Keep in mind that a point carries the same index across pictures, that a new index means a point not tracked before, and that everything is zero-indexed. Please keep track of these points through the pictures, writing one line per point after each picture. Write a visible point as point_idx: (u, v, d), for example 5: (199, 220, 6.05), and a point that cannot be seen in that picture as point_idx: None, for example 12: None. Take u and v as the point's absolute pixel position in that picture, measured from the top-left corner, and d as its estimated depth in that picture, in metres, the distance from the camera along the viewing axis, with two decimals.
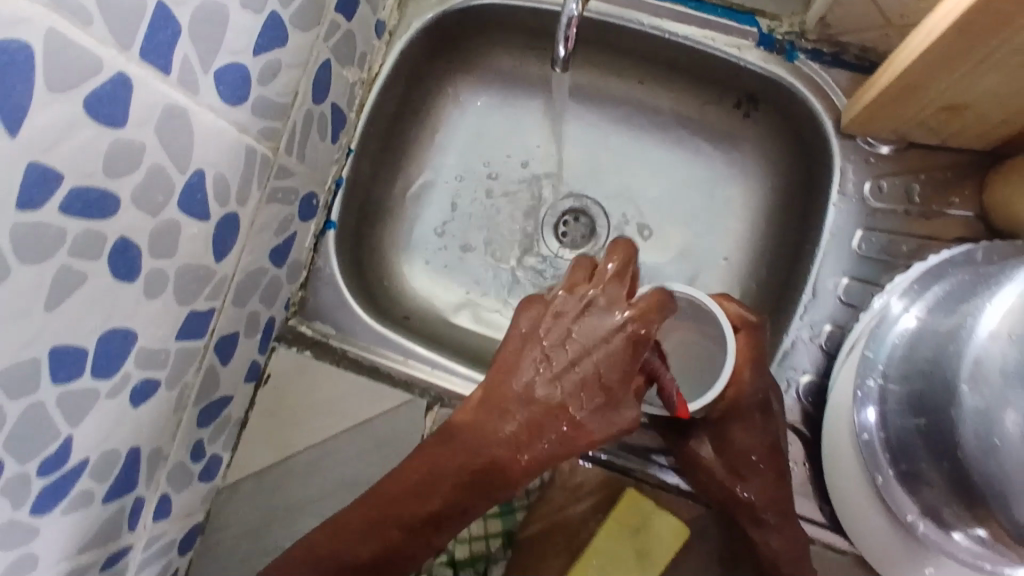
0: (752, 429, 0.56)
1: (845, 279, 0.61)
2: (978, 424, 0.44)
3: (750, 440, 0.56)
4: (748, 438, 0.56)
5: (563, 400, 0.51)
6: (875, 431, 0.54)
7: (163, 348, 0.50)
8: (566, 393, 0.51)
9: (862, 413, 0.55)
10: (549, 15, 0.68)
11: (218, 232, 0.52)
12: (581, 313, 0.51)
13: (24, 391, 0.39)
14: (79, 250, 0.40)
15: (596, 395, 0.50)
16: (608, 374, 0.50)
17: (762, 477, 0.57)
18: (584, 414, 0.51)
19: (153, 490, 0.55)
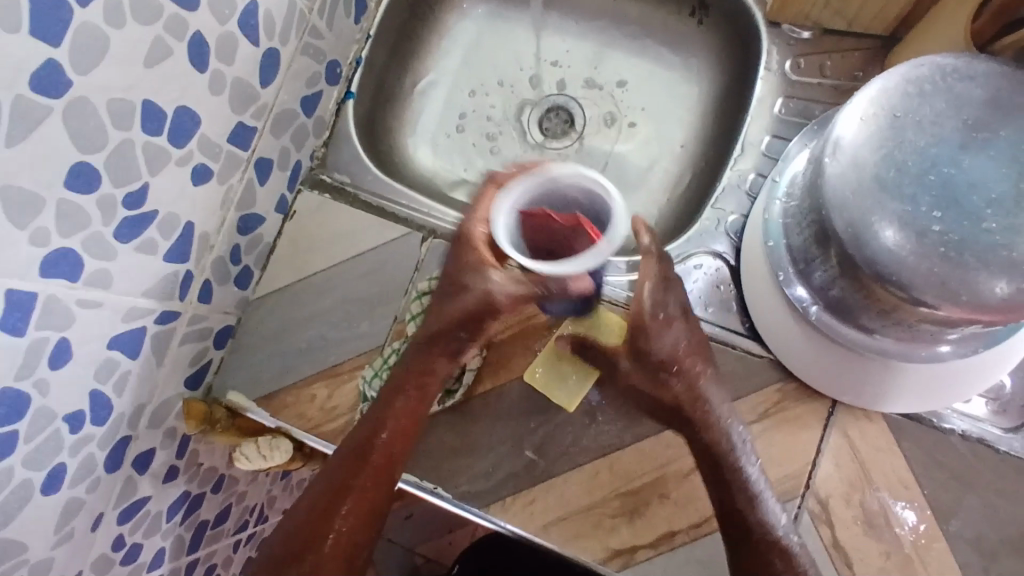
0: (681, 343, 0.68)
1: (767, 137, 0.75)
2: (840, 207, 0.56)
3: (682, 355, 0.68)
4: (662, 344, 0.67)
5: (439, 305, 0.68)
6: (803, 290, 0.67)
7: (218, 144, 0.64)
8: (439, 301, 0.68)
9: (793, 290, 0.67)
10: None
11: (264, 61, 0.66)
12: (462, 236, 0.68)
13: (122, 125, 0.54)
14: (170, 27, 0.55)
15: (453, 292, 0.68)
16: (466, 270, 0.67)
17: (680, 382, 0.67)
18: (448, 305, 0.68)
19: (200, 272, 0.68)
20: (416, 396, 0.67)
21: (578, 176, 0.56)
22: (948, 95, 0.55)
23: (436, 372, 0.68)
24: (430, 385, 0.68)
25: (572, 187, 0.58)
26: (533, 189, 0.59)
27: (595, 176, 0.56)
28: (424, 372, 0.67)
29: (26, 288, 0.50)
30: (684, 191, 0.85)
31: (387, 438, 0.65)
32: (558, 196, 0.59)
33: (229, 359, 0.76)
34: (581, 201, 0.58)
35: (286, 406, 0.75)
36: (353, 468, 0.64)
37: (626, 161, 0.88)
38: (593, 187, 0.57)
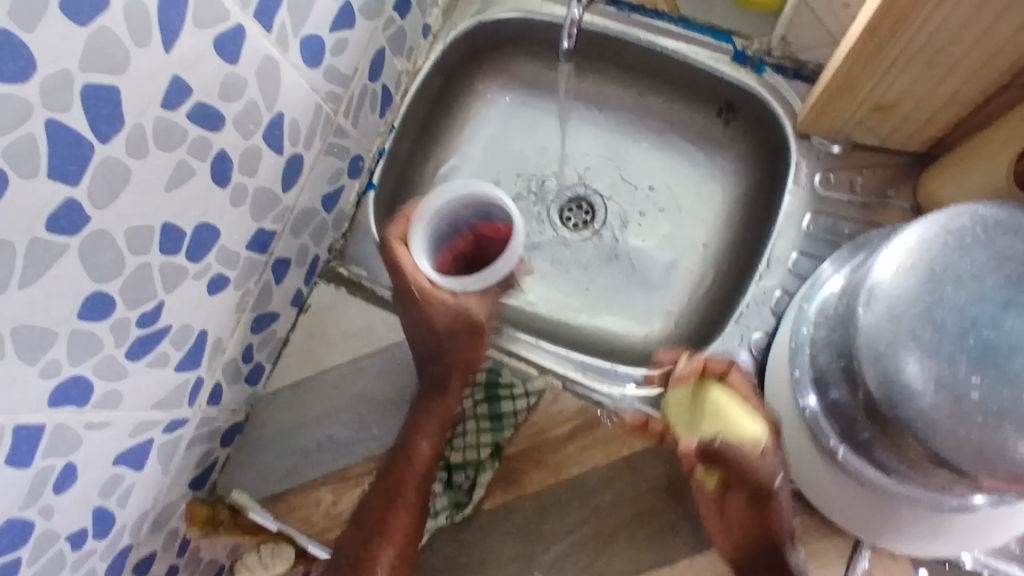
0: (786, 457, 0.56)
1: (795, 252, 0.72)
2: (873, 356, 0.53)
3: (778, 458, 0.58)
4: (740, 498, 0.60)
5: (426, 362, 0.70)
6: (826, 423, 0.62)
7: (235, 252, 0.63)
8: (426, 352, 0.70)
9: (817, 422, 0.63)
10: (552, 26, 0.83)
11: (286, 166, 0.65)
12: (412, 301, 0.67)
13: (139, 250, 0.52)
14: (194, 151, 0.54)
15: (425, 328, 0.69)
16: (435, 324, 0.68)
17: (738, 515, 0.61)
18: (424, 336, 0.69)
19: (210, 375, 0.67)
20: (408, 462, 0.68)
21: (449, 194, 0.66)
22: (993, 250, 0.53)
23: (417, 446, 0.69)
24: (423, 437, 0.69)
25: (454, 201, 0.66)
26: (431, 219, 0.67)
27: (451, 190, 0.65)
28: (409, 446, 0.69)
29: (32, 421, 0.49)
30: (705, 293, 0.83)
31: (421, 472, 0.69)
32: (456, 214, 0.68)
33: (236, 454, 0.74)
34: (475, 210, 0.69)
35: (291, 508, 0.72)
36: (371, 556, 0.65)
37: (647, 259, 0.87)
38: (473, 192, 0.66)
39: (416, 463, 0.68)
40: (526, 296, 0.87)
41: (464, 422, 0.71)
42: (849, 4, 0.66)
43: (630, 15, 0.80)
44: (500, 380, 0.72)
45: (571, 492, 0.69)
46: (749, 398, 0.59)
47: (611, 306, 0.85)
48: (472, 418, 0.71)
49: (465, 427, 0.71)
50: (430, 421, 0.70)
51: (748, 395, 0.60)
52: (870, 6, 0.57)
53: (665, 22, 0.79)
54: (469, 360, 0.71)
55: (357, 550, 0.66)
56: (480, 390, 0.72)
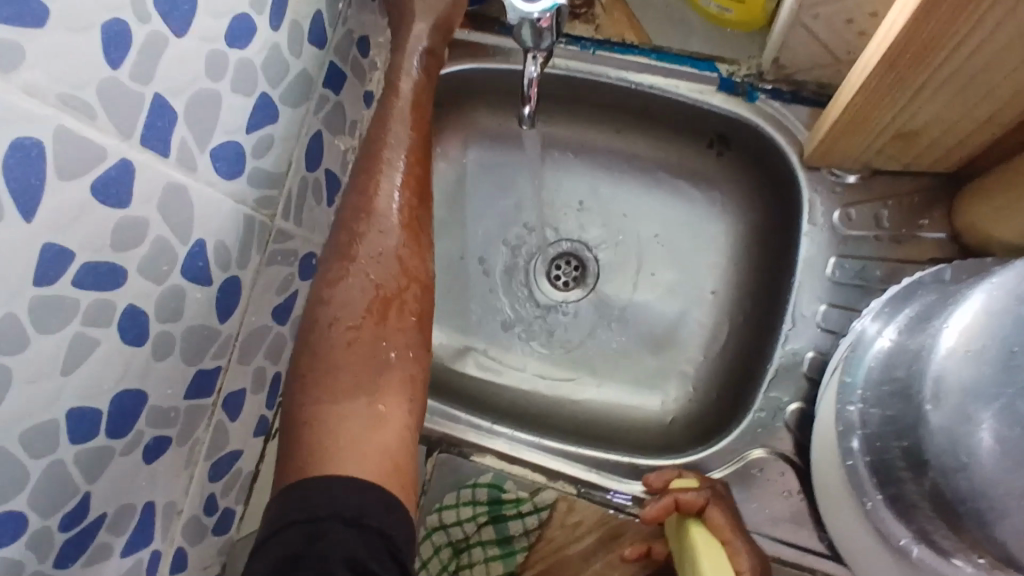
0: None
1: (823, 305, 0.63)
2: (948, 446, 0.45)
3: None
4: None
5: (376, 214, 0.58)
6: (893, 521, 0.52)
7: (173, 406, 0.53)
8: (375, 203, 0.58)
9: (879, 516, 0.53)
10: (510, 73, 0.73)
11: (221, 293, 0.56)
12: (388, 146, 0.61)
13: (41, 451, 0.43)
14: (91, 319, 0.44)
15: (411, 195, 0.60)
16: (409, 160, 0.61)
17: None
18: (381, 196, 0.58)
19: (169, 543, 0.57)
20: (374, 235, 0.57)
21: None
22: None
23: (374, 189, 0.59)
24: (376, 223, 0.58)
25: None
26: None
27: None
28: (362, 190, 0.59)
29: None
30: (722, 348, 0.73)
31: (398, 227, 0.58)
32: None
33: None
34: None
35: None
36: (343, 339, 0.53)
37: (652, 314, 0.77)
38: None
39: (383, 242, 0.57)
40: (521, 374, 0.77)
41: (469, 550, 0.62)
42: (853, 18, 0.56)
43: (597, 52, 0.70)
44: (504, 497, 0.62)
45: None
46: (729, 543, 0.55)
47: (618, 374, 0.76)
48: (478, 541, 0.62)
49: (471, 555, 0.62)
50: (392, 156, 0.60)
51: (728, 536, 0.55)
52: (889, 30, 0.48)
53: (637, 54, 0.69)
54: (421, 116, 0.64)
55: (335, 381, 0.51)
56: (483, 509, 0.62)
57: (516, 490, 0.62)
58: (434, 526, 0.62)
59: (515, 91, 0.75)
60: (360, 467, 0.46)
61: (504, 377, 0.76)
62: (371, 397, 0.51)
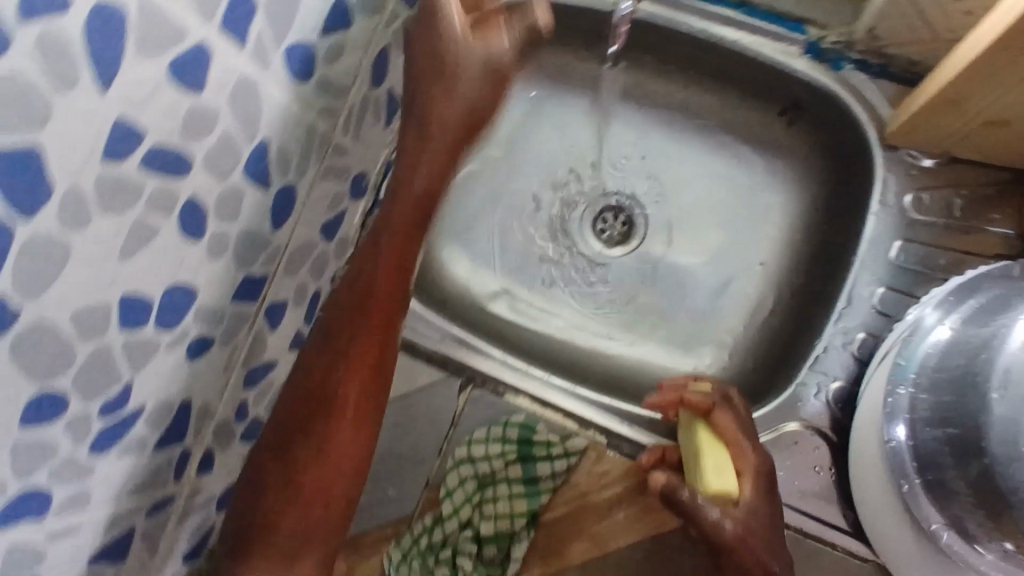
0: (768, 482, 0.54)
1: (881, 288, 0.62)
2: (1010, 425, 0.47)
3: (767, 510, 0.53)
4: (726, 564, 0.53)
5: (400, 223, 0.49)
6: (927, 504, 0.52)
7: (219, 308, 0.53)
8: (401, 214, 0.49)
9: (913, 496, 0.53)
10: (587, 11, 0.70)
11: (276, 200, 0.55)
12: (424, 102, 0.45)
13: (94, 333, 0.42)
14: (154, 206, 0.43)
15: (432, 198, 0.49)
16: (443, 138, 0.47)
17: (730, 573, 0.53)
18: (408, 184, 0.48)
19: (199, 444, 0.58)
20: (370, 248, 0.49)
21: None
22: None
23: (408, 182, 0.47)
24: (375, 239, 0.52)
25: None
26: None
27: None
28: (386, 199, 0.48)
29: None
30: (764, 321, 0.72)
31: (376, 242, 0.49)
32: None
33: None
34: None
35: None
36: (303, 362, 0.49)
37: (695, 279, 0.75)
38: None
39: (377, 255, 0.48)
40: (555, 322, 0.76)
41: (494, 486, 0.62)
42: None
43: None
44: (535, 438, 0.62)
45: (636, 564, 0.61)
46: (733, 445, 0.55)
47: (655, 334, 0.75)
48: (504, 479, 0.62)
49: (495, 491, 0.62)
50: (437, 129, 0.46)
51: (733, 437, 0.55)
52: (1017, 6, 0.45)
53: (725, 6, 0.66)
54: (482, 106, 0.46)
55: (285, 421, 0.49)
56: (513, 449, 0.62)
57: (547, 432, 0.63)
58: (462, 458, 0.62)
59: (589, 32, 0.72)
60: (313, 562, 0.49)
61: (537, 323, 0.76)
62: (338, 482, 0.49)
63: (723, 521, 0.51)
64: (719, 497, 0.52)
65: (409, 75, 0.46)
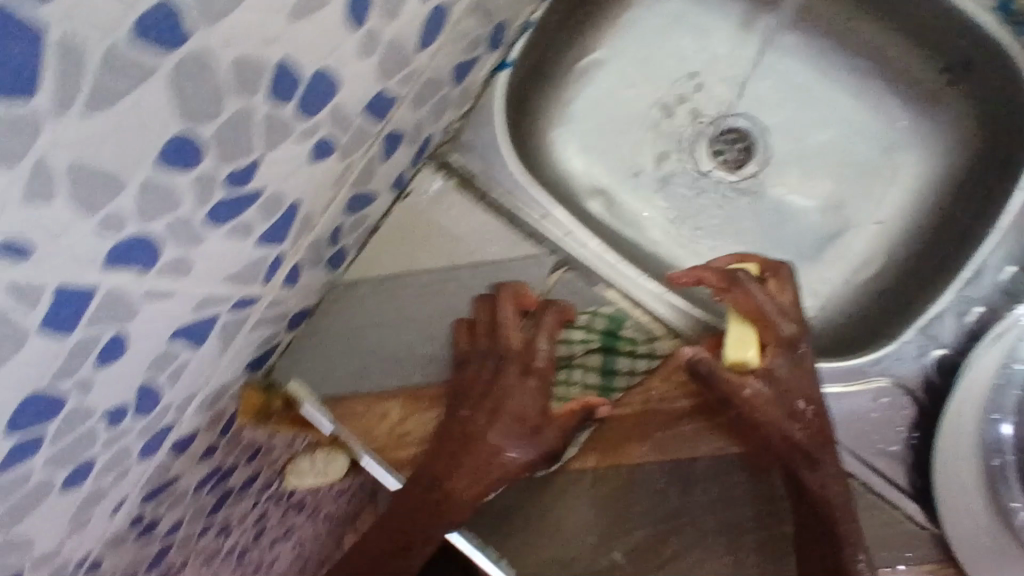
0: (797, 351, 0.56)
1: (1012, 267, 0.59)
2: None
3: (795, 382, 0.55)
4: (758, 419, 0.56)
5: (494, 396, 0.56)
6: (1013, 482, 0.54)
7: (351, 115, 0.51)
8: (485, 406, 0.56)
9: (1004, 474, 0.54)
10: None
11: (429, 18, 0.51)
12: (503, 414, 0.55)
13: (246, 90, 0.40)
14: None
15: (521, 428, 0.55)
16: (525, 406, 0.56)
17: (758, 439, 0.57)
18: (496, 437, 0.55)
19: (292, 254, 0.56)
20: (481, 425, 0.56)
21: None
22: None
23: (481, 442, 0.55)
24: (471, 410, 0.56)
25: None
26: None
27: None
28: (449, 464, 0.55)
29: (81, 282, 0.38)
30: (866, 280, 0.69)
31: (423, 472, 0.56)
32: None
33: (299, 342, 0.65)
34: None
35: (352, 415, 0.63)
36: (420, 474, 0.56)
37: (805, 223, 0.72)
38: None
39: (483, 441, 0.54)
40: (650, 234, 0.73)
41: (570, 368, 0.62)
42: None
43: None
44: (622, 334, 0.63)
45: (677, 479, 0.59)
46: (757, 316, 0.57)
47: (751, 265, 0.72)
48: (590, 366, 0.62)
49: (570, 374, 0.62)
50: (495, 432, 0.55)
51: (757, 313, 0.57)
52: None
53: None
54: (541, 381, 0.56)
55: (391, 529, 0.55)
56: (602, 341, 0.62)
57: (635, 330, 0.63)
58: None
59: None
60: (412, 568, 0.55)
61: (633, 231, 0.73)
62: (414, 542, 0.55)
63: (737, 386, 0.55)
64: (738, 366, 0.57)
65: (466, 384, 0.58)
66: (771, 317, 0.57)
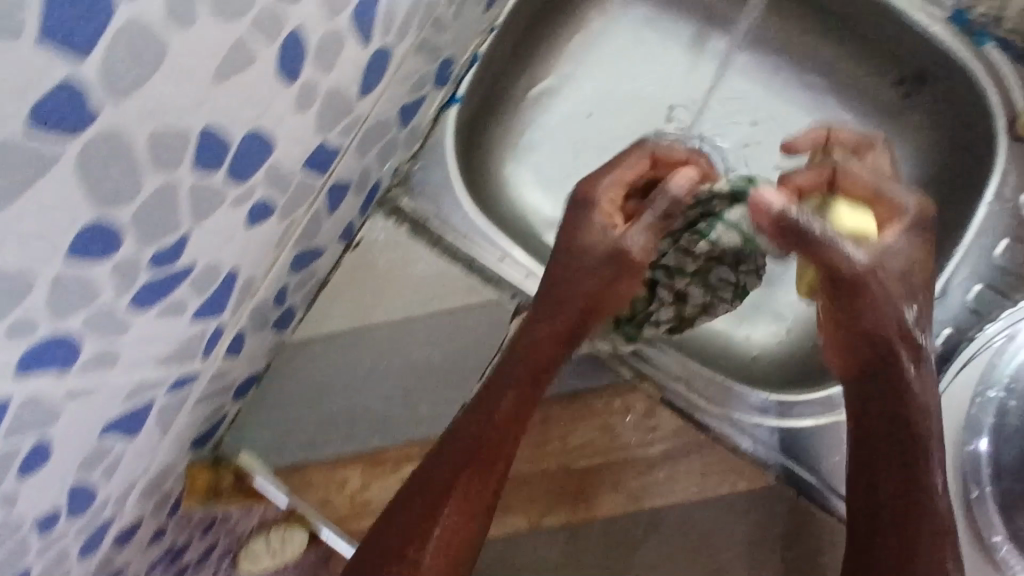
0: (917, 235, 0.51)
1: (978, 285, 0.59)
2: None
3: (885, 313, 0.50)
4: (872, 318, 0.50)
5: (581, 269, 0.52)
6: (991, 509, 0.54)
7: (289, 173, 0.46)
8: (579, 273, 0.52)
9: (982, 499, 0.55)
10: None
11: (370, 64, 0.48)
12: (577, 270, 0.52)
13: (168, 164, 0.36)
14: (261, 25, 0.36)
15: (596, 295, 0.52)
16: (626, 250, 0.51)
17: (864, 327, 0.51)
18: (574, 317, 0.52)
19: (234, 322, 0.52)
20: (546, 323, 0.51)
21: None
22: None
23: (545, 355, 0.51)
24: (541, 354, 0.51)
25: None
26: None
27: None
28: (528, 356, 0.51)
29: None
30: None
31: (483, 424, 0.48)
32: None
33: (248, 412, 0.60)
34: None
35: (307, 484, 0.58)
36: (470, 426, 0.48)
37: None
38: None
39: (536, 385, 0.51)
40: None
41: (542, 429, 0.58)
42: None
43: None
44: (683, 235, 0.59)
45: (642, 531, 0.57)
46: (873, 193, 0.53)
47: None
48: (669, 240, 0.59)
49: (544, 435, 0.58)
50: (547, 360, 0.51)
51: (875, 194, 0.54)
52: None
53: None
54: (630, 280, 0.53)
55: (414, 506, 0.46)
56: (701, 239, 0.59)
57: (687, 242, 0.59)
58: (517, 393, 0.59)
59: None
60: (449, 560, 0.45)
61: None
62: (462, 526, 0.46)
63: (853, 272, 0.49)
64: (855, 237, 0.51)
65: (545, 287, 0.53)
66: (888, 199, 0.53)
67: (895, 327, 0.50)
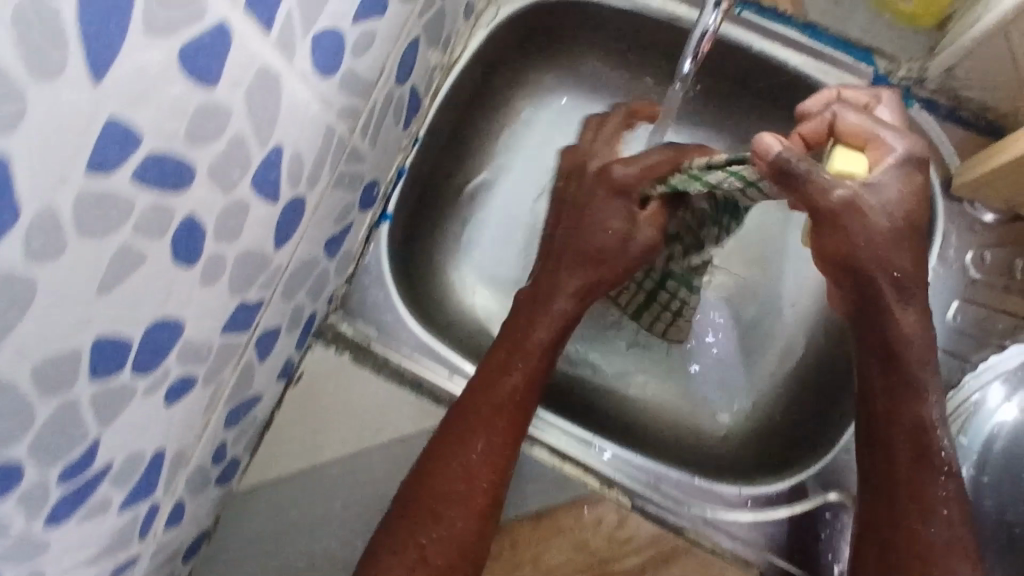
0: (908, 172, 0.45)
1: (935, 351, 0.58)
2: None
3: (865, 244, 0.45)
4: (859, 233, 0.44)
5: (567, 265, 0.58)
6: None
7: (207, 342, 0.44)
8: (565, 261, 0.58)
9: None
10: (647, 21, 0.63)
11: (283, 216, 0.46)
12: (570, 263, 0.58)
13: (61, 386, 0.33)
14: (146, 227, 0.34)
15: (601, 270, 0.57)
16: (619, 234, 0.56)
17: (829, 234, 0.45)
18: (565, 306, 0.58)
19: (170, 495, 0.49)
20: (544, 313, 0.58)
21: None
22: None
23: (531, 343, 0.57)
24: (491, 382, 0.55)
25: None
26: None
27: None
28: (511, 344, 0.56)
29: None
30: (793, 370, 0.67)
31: (483, 409, 0.54)
32: None
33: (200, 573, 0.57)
34: None
35: None
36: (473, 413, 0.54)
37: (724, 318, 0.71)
38: None
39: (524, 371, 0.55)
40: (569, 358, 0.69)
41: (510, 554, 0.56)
42: None
43: (742, 14, 0.60)
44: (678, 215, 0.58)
45: None
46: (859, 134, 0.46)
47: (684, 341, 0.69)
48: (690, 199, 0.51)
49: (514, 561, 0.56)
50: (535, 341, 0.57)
51: (869, 133, 0.46)
52: None
53: (789, 28, 0.60)
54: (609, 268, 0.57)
55: (404, 505, 0.52)
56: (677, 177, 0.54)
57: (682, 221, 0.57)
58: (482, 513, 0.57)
59: (650, 46, 0.65)
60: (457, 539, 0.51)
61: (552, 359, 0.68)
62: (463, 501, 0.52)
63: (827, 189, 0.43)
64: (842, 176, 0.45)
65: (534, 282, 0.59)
66: (882, 136, 0.46)
67: (878, 240, 0.45)
